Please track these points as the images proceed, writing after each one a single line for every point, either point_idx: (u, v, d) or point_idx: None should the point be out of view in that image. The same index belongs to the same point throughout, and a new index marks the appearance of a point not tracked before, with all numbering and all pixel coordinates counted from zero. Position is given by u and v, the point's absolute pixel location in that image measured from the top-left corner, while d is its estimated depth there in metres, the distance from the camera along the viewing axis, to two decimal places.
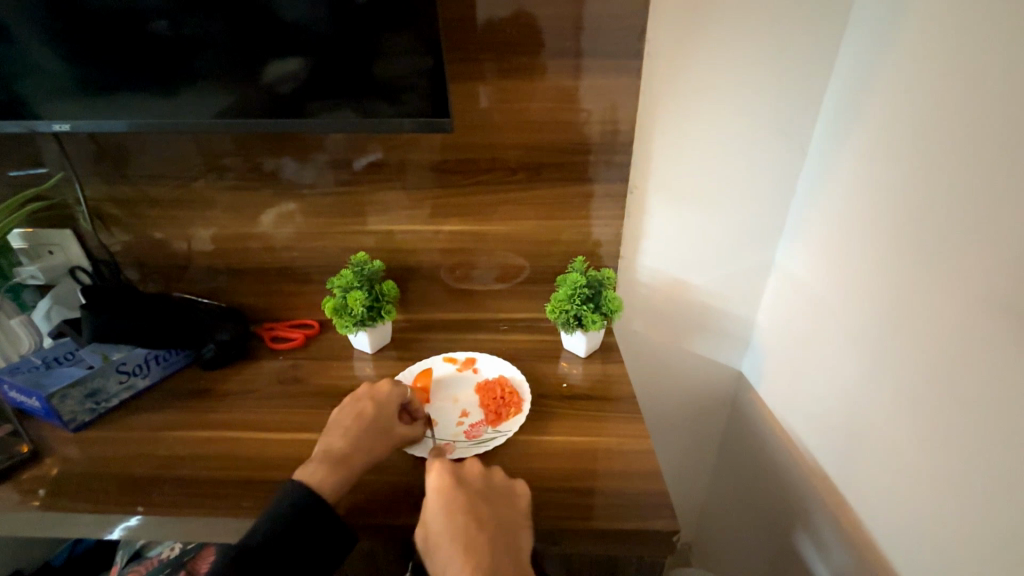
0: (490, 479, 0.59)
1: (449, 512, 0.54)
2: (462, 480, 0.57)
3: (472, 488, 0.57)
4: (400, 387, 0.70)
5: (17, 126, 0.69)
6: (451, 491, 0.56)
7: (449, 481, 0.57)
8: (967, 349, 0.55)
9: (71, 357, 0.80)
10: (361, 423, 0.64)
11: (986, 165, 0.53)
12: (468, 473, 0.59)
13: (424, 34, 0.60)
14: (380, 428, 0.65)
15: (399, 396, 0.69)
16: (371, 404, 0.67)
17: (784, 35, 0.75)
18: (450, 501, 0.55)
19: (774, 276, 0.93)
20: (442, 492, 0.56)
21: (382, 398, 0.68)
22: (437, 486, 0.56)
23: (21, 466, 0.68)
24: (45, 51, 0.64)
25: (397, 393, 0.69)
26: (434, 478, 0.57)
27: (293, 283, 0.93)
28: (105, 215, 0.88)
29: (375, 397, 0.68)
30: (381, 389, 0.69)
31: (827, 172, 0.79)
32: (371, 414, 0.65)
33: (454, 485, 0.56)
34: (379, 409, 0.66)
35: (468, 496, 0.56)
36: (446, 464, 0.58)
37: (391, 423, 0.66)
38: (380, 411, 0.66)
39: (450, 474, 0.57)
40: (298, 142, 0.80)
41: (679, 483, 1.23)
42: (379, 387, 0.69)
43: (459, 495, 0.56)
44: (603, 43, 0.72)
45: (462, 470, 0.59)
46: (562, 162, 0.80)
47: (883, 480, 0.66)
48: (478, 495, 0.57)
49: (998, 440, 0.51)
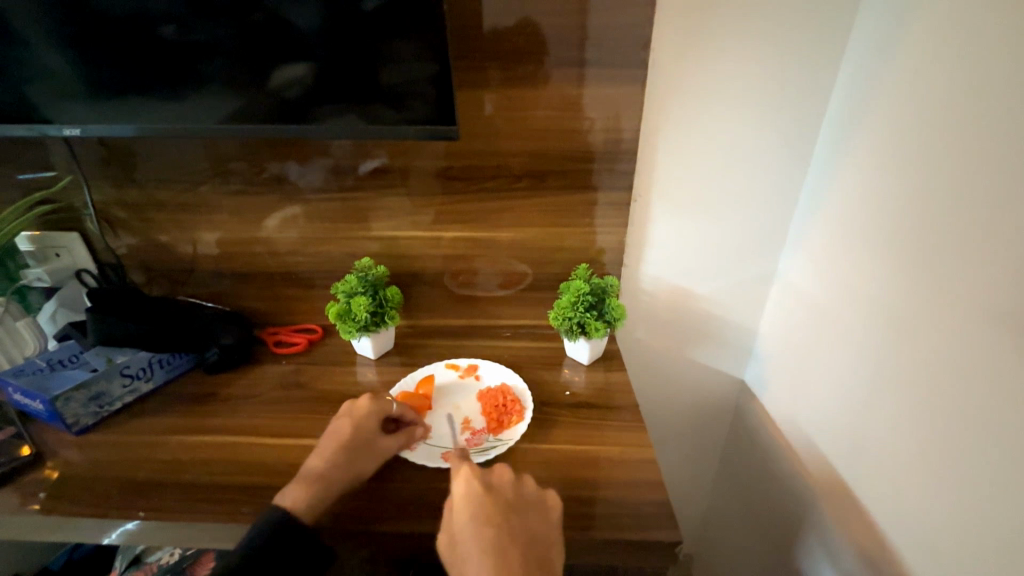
0: (520, 488, 0.58)
1: (477, 520, 0.54)
2: (490, 488, 0.57)
3: (499, 497, 0.57)
4: (381, 401, 0.68)
5: (27, 129, 0.70)
6: (480, 500, 0.56)
7: (477, 488, 0.56)
8: (970, 358, 0.55)
9: (75, 360, 0.79)
10: (338, 442, 0.63)
11: (988, 174, 0.53)
12: (497, 481, 0.58)
13: (430, 42, 0.61)
14: (359, 446, 0.64)
15: (379, 411, 0.67)
16: (348, 423, 0.65)
17: (786, 46, 0.75)
18: (476, 510, 0.55)
19: (777, 285, 0.93)
20: (470, 500, 0.56)
21: (361, 414, 0.66)
22: (464, 494, 0.56)
23: (23, 469, 0.68)
24: (58, 56, 0.65)
25: (377, 408, 0.67)
26: (461, 485, 0.57)
27: (297, 288, 0.94)
28: (112, 218, 0.88)
29: (353, 415, 0.66)
30: (359, 405, 0.67)
31: (829, 181, 0.79)
32: (348, 432, 0.64)
33: (481, 493, 0.56)
34: (358, 426, 0.65)
35: (497, 505, 0.56)
36: (474, 471, 0.58)
37: (372, 439, 0.65)
38: (359, 428, 0.65)
39: (479, 482, 0.57)
40: (305, 147, 0.80)
41: (681, 492, 1.22)
42: (358, 403, 0.67)
43: (487, 504, 0.55)
44: (607, 52, 0.73)
45: (490, 477, 0.59)
46: (566, 170, 0.81)
47: (886, 489, 0.66)
48: (506, 504, 0.56)
49: (1001, 450, 0.51)
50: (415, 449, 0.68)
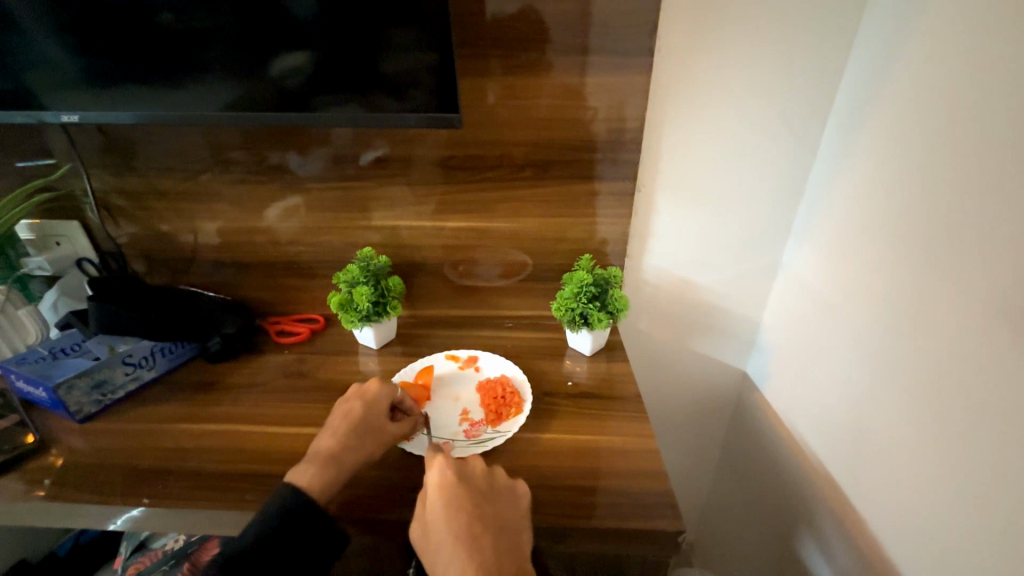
0: (492, 478, 0.58)
1: (450, 509, 0.54)
2: (464, 478, 0.57)
3: (473, 486, 0.57)
4: (390, 385, 0.69)
5: (24, 117, 0.69)
6: (453, 489, 0.56)
7: (450, 478, 0.56)
8: (970, 353, 0.54)
9: (77, 348, 0.80)
10: (349, 423, 0.64)
11: (991, 168, 0.53)
12: (471, 471, 0.59)
13: (431, 29, 0.60)
14: (369, 428, 0.64)
15: (389, 394, 0.68)
16: (360, 404, 0.66)
17: (794, 34, 0.74)
18: (450, 499, 0.55)
19: (781, 277, 0.93)
20: (444, 489, 0.56)
21: (371, 396, 0.67)
22: (438, 484, 0.56)
23: (28, 456, 0.69)
24: (54, 42, 0.64)
25: (387, 392, 0.68)
26: (435, 475, 0.57)
27: (298, 277, 0.93)
28: (112, 207, 0.88)
29: (364, 397, 0.67)
30: (371, 388, 0.68)
31: (834, 174, 0.78)
32: (358, 414, 0.65)
33: (455, 482, 0.56)
34: (368, 409, 0.66)
35: (470, 494, 0.56)
36: (448, 461, 0.58)
37: (382, 422, 0.66)
38: (370, 411, 0.66)
39: (452, 471, 0.57)
40: (305, 135, 0.80)
41: (683, 483, 1.23)
42: (367, 387, 0.68)
43: (460, 494, 0.55)
44: (611, 40, 0.72)
45: (464, 467, 0.59)
46: (569, 160, 0.80)
47: (885, 481, 0.66)
48: (479, 493, 0.56)
49: (999, 445, 0.51)
50: (414, 440, 0.68)
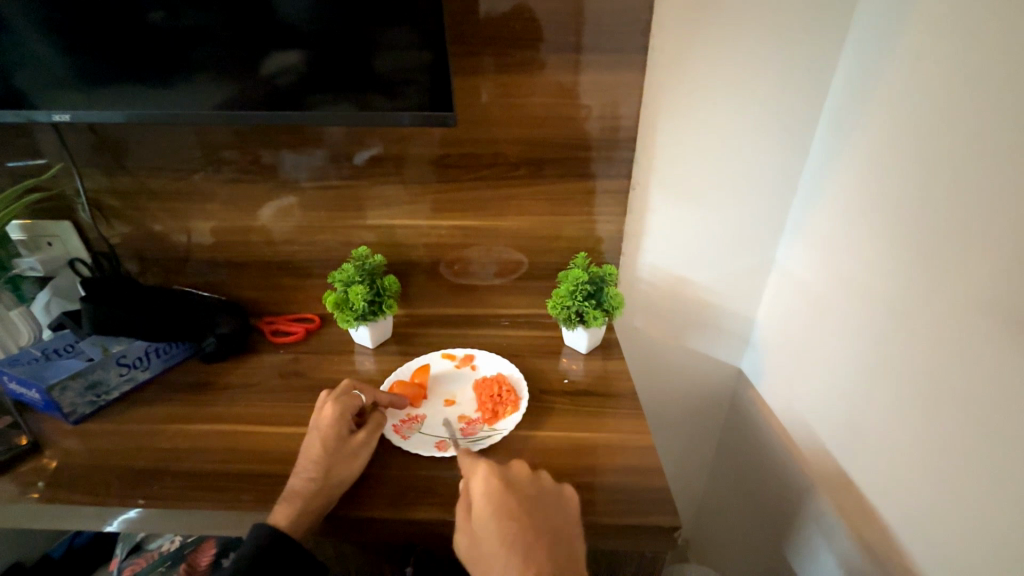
0: (538, 483, 0.59)
1: (497, 518, 0.54)
2: (508, 485, 0.58)
3: (518, 494, 0.57)
4: (342, 403, 0.66)
5: (14, 116, 0.68)
6: (500, 498, 0.56)
7: (495, 486, 0.57)
8: (966, 348, 0.55)
9: (70, 349, 0.81)
10: (313, 455, 0.62)
11: (986, 166, 0.53)
12: (515, 478, 0.59)
13: (424, 29, 0.60)
14: (335, 449, 0.62)
15: (344, 412, 0.65)
16: (316, 435, 0.64)
17: (786, 32, 0.74)
18: (499, 506, 0.55)
19: (774, 274, 0.94)
20: (490, 498, 0.56)
21: (327, 421, 0.64)
22: (484, 490, 0.57)
23: (22, 458, 0.68)
24: (42, 41, 0.63)
25: (342, 407, 0.66)
26: (479, 484, 0.57)
27: (293, 277, 0.93)
28: (104, 206, 0.87)
29: (319, 426, 0.64)
30: (324, 414, 0.65)
31: (828, 171, 0.79)
32: (318, 445, 0.62)
33: (499, 492, 0.56)
34: (326, 434, 0.63)
35: (516, 502, 0.56)
36: (491, 469, 0.58)
37: (348, 438, 0.64)
38: (329, 433, 0.63)
39: (497, 480, 0.57)
40: (299, 134, 0.79)
41: (679, 480, 1.24)
42: (322, 413, 0.65)
43: (508, 502, 0.56)
44: (604, 38, 0.72)
45: (508, 473, 0.59)
46: (563, 158, 0.80)
47: (882, 474, 0.67)
48: (524, 501, 0.56)
49: (995, 436, 0.52)
50: (411, 440, 0.68)
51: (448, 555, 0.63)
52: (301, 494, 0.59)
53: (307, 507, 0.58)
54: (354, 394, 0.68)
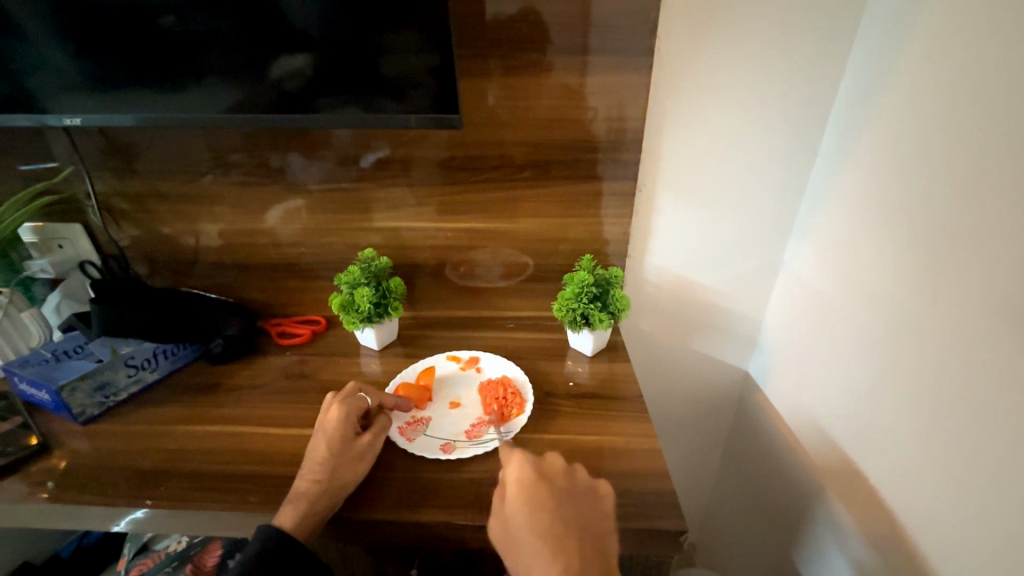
0: (572, 475, 0.58)
1: (532, 509, 0.54)
2: (544, 475, 0.57)
3: (554, 485, 0.56)
4: (348, 405, 0.66)
5: (26, 120, 0.69)
6: (536, 488, 0.55)
7: (532, 475, 0.56)
8: (972, 351, 0.54)
9: (80, 350, 0.80)
10: (321, 456, 0.62)
11: (991, 168, 0.53)
12: (551, 468, 0.58)
13: (431, 32, 0.60)
14: (341, 450, 0.62)
15: (349, 413, 0.65)
16: (322, 436, 0.64)
17: (794, 33, 0.74)
18: (534, 497, 0.55)
19: (781, 277, 0.93)
20: (527, 487, 0.55)
21: (333, 422, 0.64)
22: (519, 479, 0.56)
23: (32, 458, 0.69)
24: (56, 47, 0.64)
25: (348, 408, 0.65)
26: (516, 472, 0.57)
27: (300, 279, 0.93)
28: (114, 209, 0.88)
29: (325, 427, 0.64)
30: (331, 415, 0.65)
31: (835, 172, 0.78)
32: (325, 447, 0.62)
33: (536, 481, 0.56)
34: (332, 436, 0.63)
35: (551, 493, 0.55)
36: (527, 458, 0.58)
37: (353, 439, 0.64)
38: (335, 435, 0.63)
39: (533, 469, 0.57)
40: (306, 138, 0.80)
41: (685, 483, 1.23)
42: (329, 414, 0.65)
43: (543, 493, 0.55)
44: (610, 40, 0.72)
45: (543, 463, 0.58)
46: (569, 160, 0.80)
47: (890, 479, 0.66)
48: (559, 493, 0.56)
49: (1001, 442, 0.51)
50: (416, 441, 0.68)
51: (452, 557, 0.63)
52: (305, 496, 0.59)
53: (312, 509, 0.58)
54: (360, 394, 0.68)
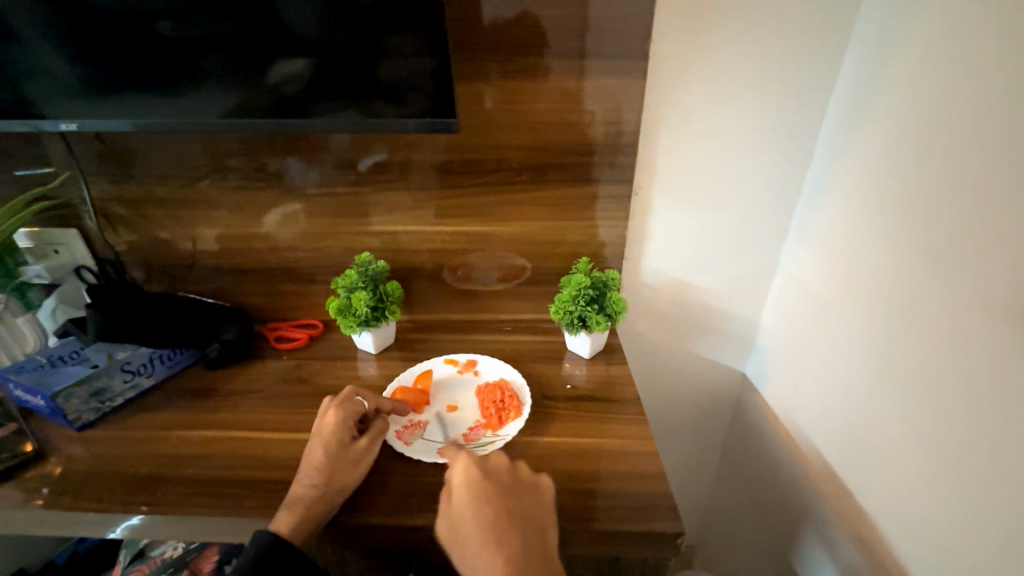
0: (517, 473, 0.58)
1: (476, 504, 0.54)
2: (488, 473, 0.57)
3: (497, 481, 0.57)
4: (345, 410, 0.66)
5: (23, 125, 0.69)
6: (480, 485, 0.56)
7: (475, 473, 0.57)
8: (968, 349, 0.55)
9: (75, 356, 0.80)
10: (316, 461, 0.62)
11: (987, 168, 0.53)
12: (495, 467, 0.59)
13: (430, 37, 0.60)
14: (337, 455, 0.62)
15: (347, 418, 0.65)
16: (319, 441, 0.64)
17: (789, 38, 0.75)
18: (477, 492, 0.55)
19: (778, 279, 0.93)
20: (470, 484, 0.56)
21: (330, 427, 0.64)
22: (463, 478, 0.56)
23: (27, 464, 0.69)
24: (54, 53, 0.64)
25: (346, 413, 0.66)
26: (460, 471, 0.57)
27: (297, 283, 0.93)
28: (110, 214, 0.88)
29: (322, 432, 0.64)
30: (328, 420, 0.65)
31: (831, 174, 0.79)
32: (321, 451, 0.62)
33: (480, 478, 0.56)
34: (329, 440, 0.63)
35: (494, 488, 0.56)
36: (472, 457, 0.58)
37: (351, 444, 0.64)
38: (333, 439, 0.63)
39: (477, 467, 0.57)
40: (304, 142, 0.80)
41: (683, 486, 1.23)
42: (325, 419, 0.65)
43: (487, 487, 0.56)
44: (606, 45, 0.72)
45: (489, 463, 0.59)
46: (566, 164, 0.81)
47: (886, 479, 0.66)
48: (503, 488, 0.56)
49: (996, 439, 0.51)
50: (413, 445, 0.68)
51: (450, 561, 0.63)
52: (301, 502, 0.58)
53: (308, 514, 0.57)
54: (357, 399, 0.68)
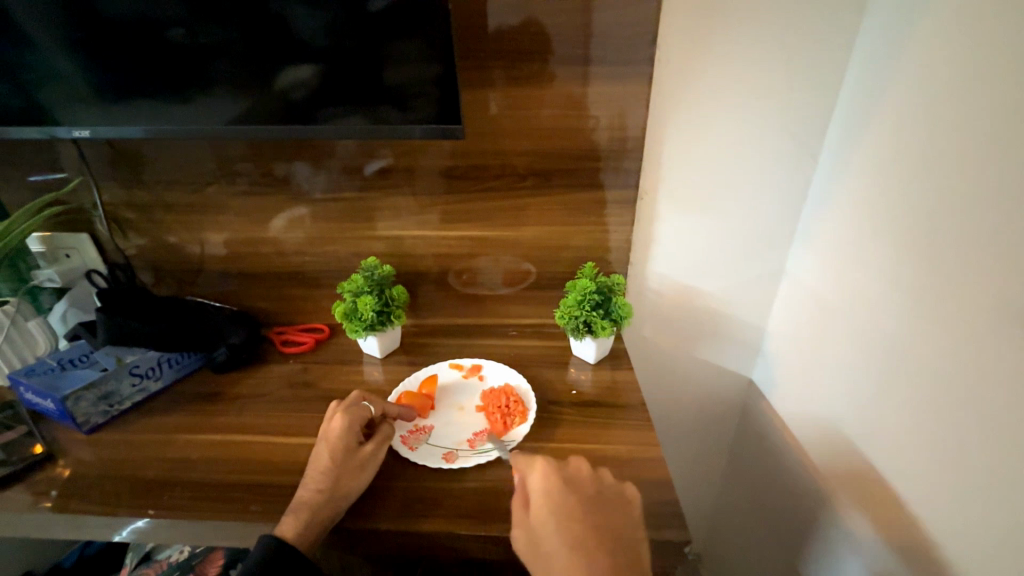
0: (600, 482, 0.57)
1: (560, 518, 0.53)
2: (569, 482, 0.56)
3: (581, 491, 0.56)
4: (352, 414, 0.65)
5: (38, 131, 0.71)
6: (562, 495, 0.54)
7: (555, 481, 0.55)
8: (974, 353, 0.54)
9: (85, 359, 0.80)
10: (324, 468, 0.61)
11: (993, 171, 0.53)
12: (576, 474, 0.58)
13: (435, 42, 0.61)
14: (344, 461, 0.62)
15: (353, 423, 0.64)
16: (326, 445, 0.63)
17: (796, 42, 0.74)
18: (561, 504, 0.54)
19: (784, 285, 0.93)
20: (551, 493, 0.55)
21: (337, 432, 0.63)
22: (544, 487, 0.55)
23: (37, 467, 0.69)
24: (68, 60, 0.65)
25: (353, 418, 0.64)
26: (540, 480, 0.56)
27: (303, 288, 0.94)
28: (120, 219, 0.89)
29: (329, 437, 0.64)
30: (334, 424, 0.64)
31: (837, 178, 0.78)
32: (328, 457, 0.62)
33: (561, 488, 0.55)
34: (336, 446, 0.62)
35: (577, 500, 0.55)
36: (551, 465, 0.57)
37: (357, 450, 0.63)
38: (339, 446, 0.62)
39: (558, 476, 0.56)
40: (311, 148, 0.81)
41: (689, 493, 1.21)
42: (332, 424, 0.64)
43: (568, 500, 0.54)
44: (612, 50, 0.72)
45: (568, 470, 0.58)
46: (571, 168, 0.81)
47: (899, 487, 0.65)
48: (588, 500, 0.55)
49: (1004, 443, 0.51)
50: (417, 451, 0.68)
51: (455, 565, 0.63)
52: (304, 506, 0.59)
53: (313, 518, 0.58)
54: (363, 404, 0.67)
